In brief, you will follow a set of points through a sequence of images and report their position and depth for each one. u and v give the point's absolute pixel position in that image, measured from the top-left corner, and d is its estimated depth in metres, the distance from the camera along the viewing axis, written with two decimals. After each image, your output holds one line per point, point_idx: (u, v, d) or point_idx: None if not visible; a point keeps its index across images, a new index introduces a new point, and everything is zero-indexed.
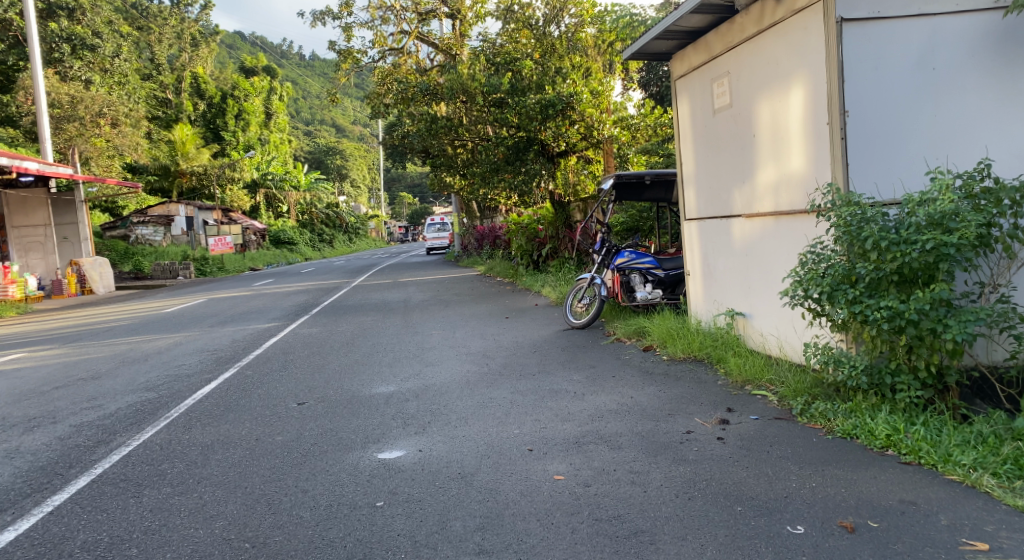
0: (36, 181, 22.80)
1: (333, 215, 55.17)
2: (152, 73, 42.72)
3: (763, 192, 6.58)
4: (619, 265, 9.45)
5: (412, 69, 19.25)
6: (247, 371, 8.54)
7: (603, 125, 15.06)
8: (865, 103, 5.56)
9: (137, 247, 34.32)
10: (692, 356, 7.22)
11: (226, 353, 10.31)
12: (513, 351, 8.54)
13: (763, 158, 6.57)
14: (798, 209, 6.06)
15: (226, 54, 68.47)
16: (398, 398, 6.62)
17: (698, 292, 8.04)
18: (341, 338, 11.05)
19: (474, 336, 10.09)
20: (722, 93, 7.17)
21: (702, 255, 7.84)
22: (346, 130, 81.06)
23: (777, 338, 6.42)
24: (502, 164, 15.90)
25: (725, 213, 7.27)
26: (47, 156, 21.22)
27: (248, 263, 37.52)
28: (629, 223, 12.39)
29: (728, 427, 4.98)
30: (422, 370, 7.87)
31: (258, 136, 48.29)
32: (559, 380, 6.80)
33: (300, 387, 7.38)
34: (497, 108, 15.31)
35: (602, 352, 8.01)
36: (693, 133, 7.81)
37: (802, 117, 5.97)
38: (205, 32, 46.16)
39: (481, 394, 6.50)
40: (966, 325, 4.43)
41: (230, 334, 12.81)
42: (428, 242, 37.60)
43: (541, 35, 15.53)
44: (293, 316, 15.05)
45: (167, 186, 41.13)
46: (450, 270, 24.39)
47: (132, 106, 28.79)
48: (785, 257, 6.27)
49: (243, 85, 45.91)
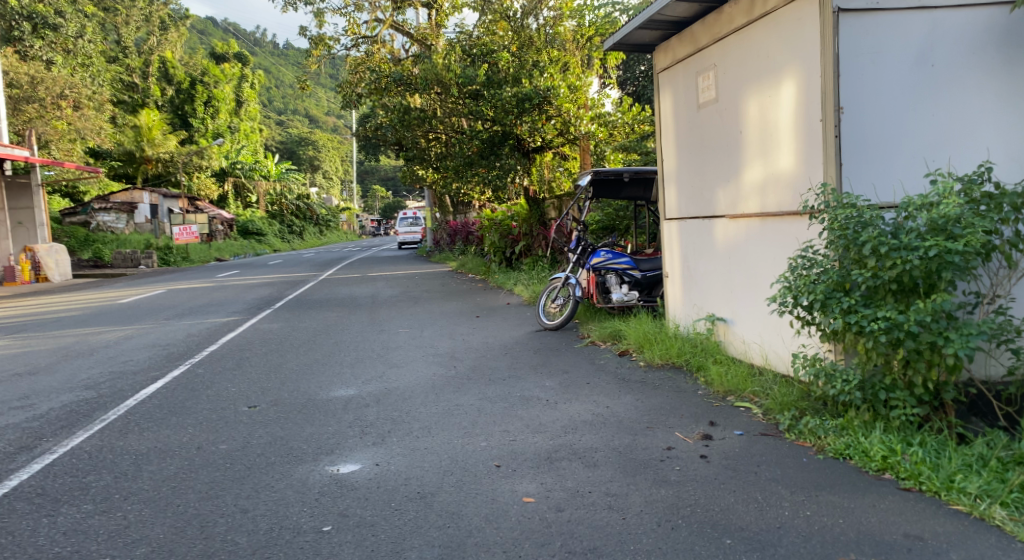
0: None
1: (303, 207, 54.24)
2: (118, 57, 41.54)
3: (749, 192, 6.24)
4: (596, 265, 9.12)
5: (387, 59, 18.74)
6: (198, 369, 8.02)
7: (581, 121, 14.66)
8: (861, 100, 5.24)
9: (98, 234, 33.28)
10: (670, 363, 6.87)
11: (178, 349, 9.75)
12: (482, 353, 8.14)
13: (750, 155, 6.23)
14: (786, 210, 5.73)
15: (196, 40, 67.05)
16: (358, 403, 6.18)
17: (677, 296, 7.71)
18: (302, 335, 10.56)
19: (442, 335, 9.66)
20: (707, 87, 6.82)
21: (682, 256, 7.50)
22: (319, 121, 79.99)
23: (760, 346, 6.10)
24: (477, 159, 15.43)
25: (707, 213, 6.93)
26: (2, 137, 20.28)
27: (214, 254, 36.61)
28: (605, 222, 12.05)
29: (712, 444, 4.64)
30: (385, 372, 7.42)
31: (227, 124, 47.23)
32: (530, 386, 6.40)
33: (252, 388, 6.90)
34: (472, 99, 14.76)
35: (576, 356, 7.65)
36: (676, 129, 7.47)
37: (793, 113, 5.63)
38: (175, 16, 45.17)
39: (447, 401, 6.08)
40: (968, 338, 4.11)
41: (185, 327, 12.23)
42: (400, 237, 36.92)
43: (518, 27, 15.03)
44: (254, 310, 14.47)
45: (131, 173, 40.03)
46: (421, 266, 23.94)
47: (95, 89, 27.84)
48: (771, 261, 5.94)
49: (213, 71, 44.87)
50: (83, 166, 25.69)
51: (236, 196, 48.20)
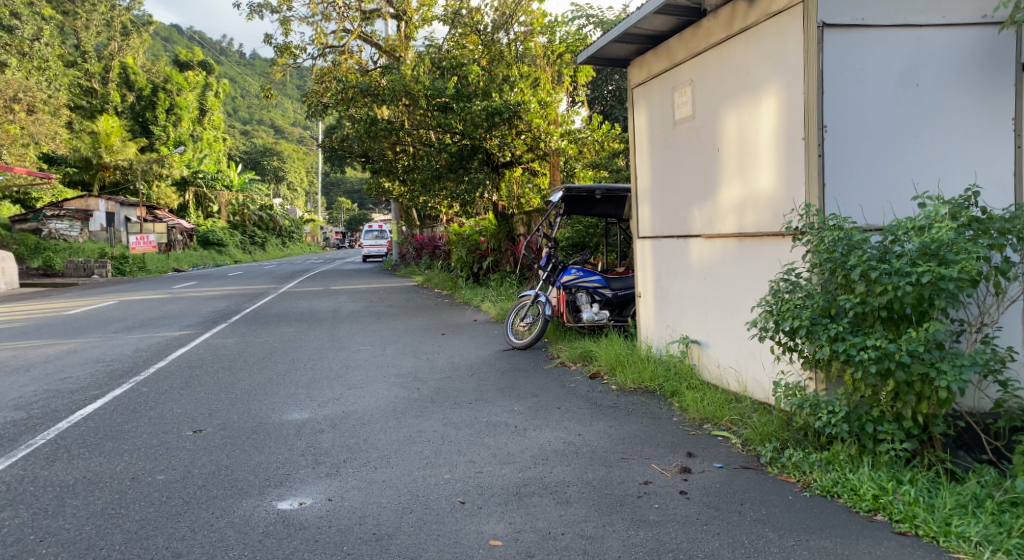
0: None
1: (267, 218, 53.32)
2: (78, 61, 40.51)
3: (725, 211, 6.02)
4: (566, 282, 8.85)
5: (354, 69, 18.38)
6: (142, 388, 7.53)
7: (551, 137, 14.50)
8: (845, 119, 5.05)
9: (50, 241, 32.17)
10: (643, 387, 6.60)
11: (123, 365, 9.21)
12: (447, 374, 7.78)
13: (727, 174, 6.02)
14: (766, 231, 5.51)
15: (160, 47, 65.86)
16: (312, 428, 5.78)
17: (649, 316, 7.45)
18: (257, 352, 10.08)
19: (405, 354, 9.26)
20: (683, 103, 6.61)
21: (654, 276, 7.25)
22: (286, 132, 79.03)
23: (737, 371, 5.86)
24: (445, 171, 15.02)
25: (682, 232, 6.70)
26: None
27: (173, 264, 35.68)
28: (574, 239, 11.86)
29: (691, 478, 4.39)
30: (343, 394, 7.00)
31: (190, 132, 46.27)
32: (498, 411, 6.06)
33: (199, 410, 6.46)
34: (441, 112, 14.56)
35: (545, 378, 7.34)
36: (650, 145, 7.25)
37: (773, 130, 5.43)
38: (137, 22, 44.19)
39: (409, 426, 5.72)
40: (962, 370, 3.90)
41: (133, 342, 11.66)
42: (365, 249, 36.38)
43: (489, 41, 14.82)
44: (208, 324, 13.91)
45: (87, 180, 38.97)
46: (386, 280, 23.50)
47: (52, 92, 27.05)
48: (748, 284, 5.71)
49: (176, 78, 43.96)
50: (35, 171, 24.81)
51: (196, 206, 47.16)
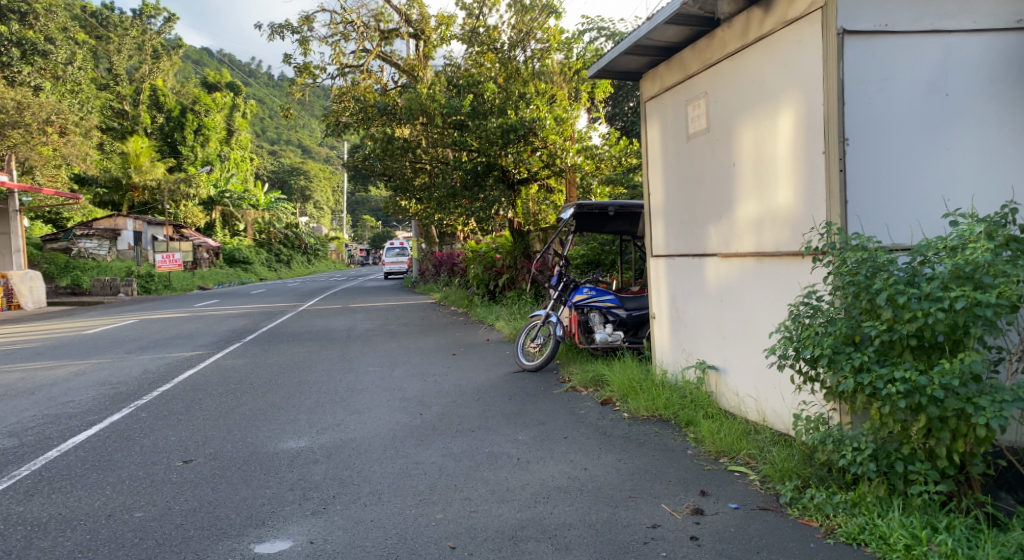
0: None
1: (292, 235, 53.62)
2: (110, 84, 41.12)
3: (742, 229, 5.69)
4: (578, 302, 8.53)
5: (374, 89, 18.26)
6: (140, 413, 7.33)
7: (567, 153, 14.27)
8: (869, 131, 4.71)
9: (79, 260, 32.50)
10: (657, 415, 6.25)
11: (127, 388, 9.02)
12: (453, 398, 7.49)
13: (744, 190, 5.69)
14: (785, 251, 5.16)
15: (190, 69, 66.86)
16: (305, 458, 5.52)
17: (664, 339, 7.10)
18: (265, 373, 9.86)
19: (412, 376, 8.98)
20: (698, 115, 6.31)
21: (669, 296, 6.92)
22: (312, 151, 79.81)
23: (756, 400, 5.50)
24: (461, 190, 14.76)
25: (698, 251, 6.36)
26: None
27: (198, 282, 35.91)
28: (590, 256, 11.55)
29: (703, 521, 4.06)
30: (343, 420, 6.72)
31: (217, 152, 46.73)
32: (500, 441, 5.74)
33: (193, 438, 6.23)
34: (457, 130, 14.34)
35: (554, 404, 7.03)
36: (663, 160, 6.94)
37: (791, 144, 5.10)
38: (167, 45, 44.83)
39: (406, 457, 5.44)
40: (1003, 406, 3.52)
41: (143, 363, 11.50)
42: (387, 267, 36.36)
43: (506, 59, 14.65)
44: (222, 344, 13.76)
45: (117, 200, 39.45)
46: (405, 297, 23.34)
47: (82, 114, 27.36)
48: (767, 307, 5.36)
49: (204, 99, 44.45)
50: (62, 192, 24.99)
51: (223, 224, 47.53)
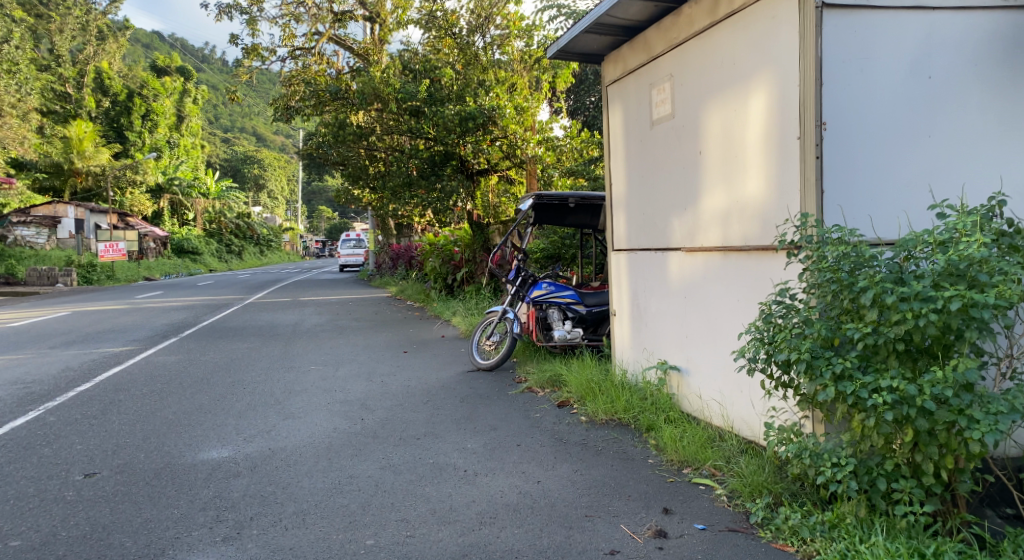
0: None
1: (243, 225, 52.08)
2: (51, 65, 39.27)
3: (708, 222, 5.29)
4: (536, 298, 8.04)
5: (328, 74, 17.45)
6: (49, 418, 6.67)
7: (527, 144, 13.71)
8: (847, 115, 4.32)
9: (15, 248, 30.90)
10: (616, 419, 5.82)
11: (42, 389, 8.29)
12: (399, 401, 6.96)
13: (711, 179, 5.27)
14: (754, 245, 4.76)
15: (139, 52, 64.66)
16: (226, 471, 4.96)
17: (624, 337, 6.68)
18: (198, 371, 9.21)
19: (357, 375, 8.42)
20: (662, 100, 5.86)
21: (630, 292, 6.50)
22: (267, 139, 77.92)
23: (720, 404, 5.10)
24: (417, 178, 14.19)
25: (661, 245, 5.95)
26: None
27: (143, 272, 34.51)
28: (550, 250, 11.09)
29: (667, 545, 3.64)
30: (275, 426, 6.14)
31: (166, 138, 45.06)
32: (446, 450, 5.24)
33: (102, 447, 5.61)
34: (412, 116, 13.80)
35: (508, 406, 6.56)
36: (625, 148, 6.51)
37: (762, 129, 4.69)
38: (114, 26, 43.04)
39: (340, 469, 4.91)
40: (998, 419, 3.15)
41: (68, 359, 10.73)
42: (342, 259, 35.44)
43: (464, 44, 14.03)
44: (157, 339, 12.98)
45: (58, 186, 37.65)
46: (360, 290, 22.62)
47: (20, 96, 25.96)
48: (734, 306, 4.96)
49: (152, 83, 42.72)
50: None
51: (171, 213, 45.89)
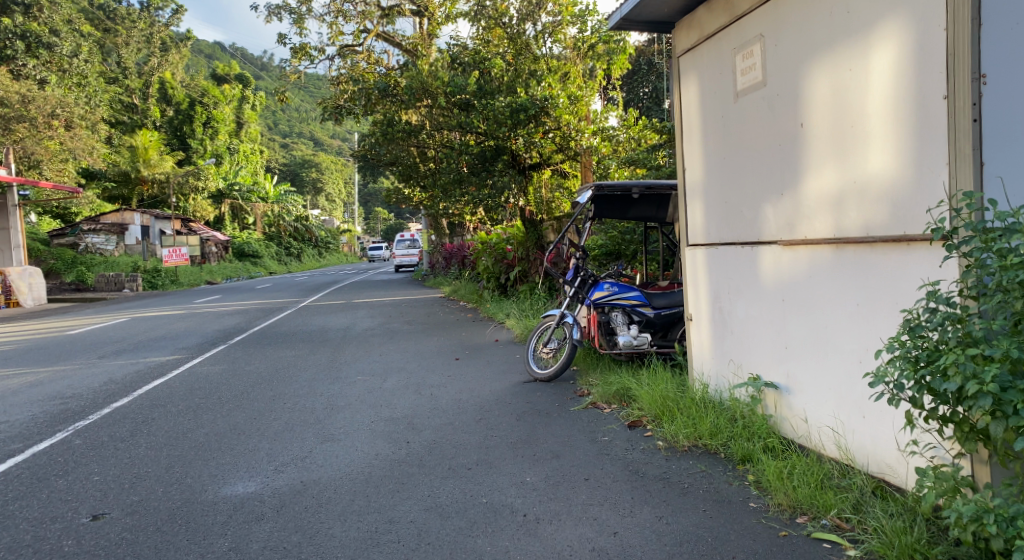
0: None
1: (302, 228, 52.37)
2: (119, 77, 39.98)
3: (815, 209, 4.38)
4: (597, 300, 7.21)
5: (377, 72, 16.87)
6: (75, 441, 6.14)
7: (581, 135, 12.81)
8: (1012, 66, 3.40)
9: (86, 255, 31.39)
10: (701, 446, 4.96)
11: (77, 405, 7.78)
12: (449, 418, 6.22)
13: (815, 157, 4.36)
14: (882, 236, 3.86)
15: (201, 62, 66.07)
16: (250, 511, 4.30)
17: (704, 347, 5.77)
18: (241, 383, 8.65)
19: (405, 387, 7.70)
20: (749, 66, 4.95)
21: (710, 295, 5.60)
22: (325, 144, 78.58)
23: (835, 431, 4.21)
24: (468, 175, 13.45)
25: (749, 238, 5.07)
26: None
27: (205, 277, 34.78)
28: (609, 247, 10.25)
29: None
30: (310, 452, 5.44)
31: (226, 145, 45.54)
32: (502, 486, 4.46)
33: (120, 478, 5.02)
34: (461, 111, 13.05)
35: (571, 426, 5.75)
36: (702, 126, 5.61)
37: (891, 91, 3.78)
38: (176, 37, 43.82)
39: (379, 510, 4.19)
40: None
41: (112, 370, 10.34)
42: (397, 259, 35.11)
43: (514, 34, 13.14)
44: (205, 346, 12.55)
45: (126, 194, 38.36)
46: (413, 291, 22.14)
47: (88, 109, 26.46)
48: (852, 311, 4.08)
49: (212, 91, 43.15)
50: (65, 187, 23.78)
51: (232, 218, 46.33)
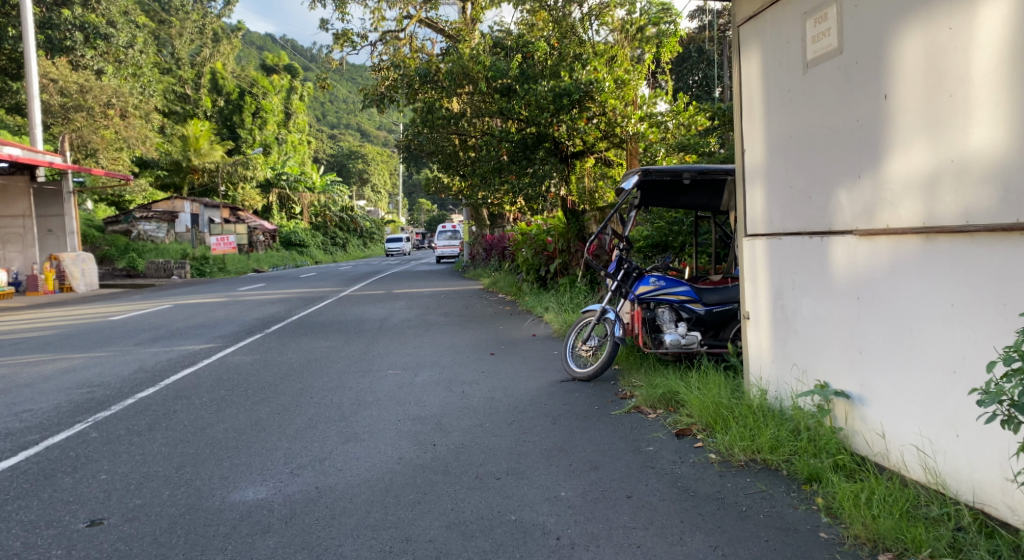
0: (19, 168, 21.28)
1: (347, 218, 52.57)
2: (172, 68, 40.50)
3: (902, 193, 3.80)
4: (642, 295, 6.69)
5: (419, 59, 16.46)
6: (92, 433, 5.85)
7: (628, 121, 12.19)
8: None
9: (138, 242, 31.83)
10: (761, 462, 4.42)
11: (103, 394, 7.54)
12: (480, 418, 5.77)
13: (903, 133, 3.79)
14: (992, 225, 3.31)
15: (253, 54, 66.80)
16: (255, 521, 3.91)
17: (760, 350, 5.20)
18: (270, 375, 8.34)
19: (436, 383, 7.27)
20: (823, 32, 4.35)
21: (770, 291, 5.02)
22: (371, 135, 78.99)
23: (922, 450, 3.67)
24: (507, 163, 13.08)
25: (817, 227, 4.49)
26: (33, 141, 19.91)
27: (252, 265, 35.00)
28: (654, 238, 9.62)
29: None
30: (330, 453, 5.05)
31: (274, 135, 45.88)
32: (534, 500, 4.01)
33: (127, 477, 4.68)
34: (503, 96, 12.56)
35: (612, 431, 5.26)
36: (766, 103, 5.02)
37: (1009, 53, 3.23)
38: (227, 28, 44.18)
39: (396, 525, 3.78)
40: None
41: (145, 358, 10.14)
42: (439, 250, 34.82)
43: (559, 17, 12.43)
44: (241, 335, 12.33)
45: (178, 183, 38.77)
46: (454, 282, 21.81)
47: (142, 99, 26.78)
48: (946, 313, 3.53)
49: (262, 82, 43.48)
50: (117, 173, 23.32)
51: (280, 207, 46.70)
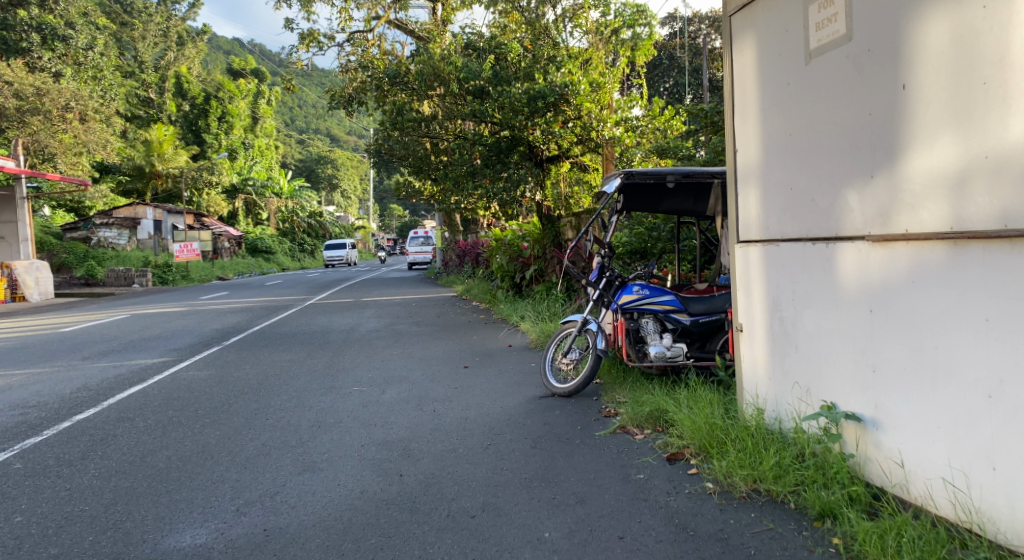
0: None
1: (316, 225, 50.61)
2: (135, 72, 39.35)
3: (928, 194, 3.40)
4: (625, 304, 6.21)
5: (389, 60, 15.92)
6: (14, 465, 5.21)
7: (604, 124, 11.89)
8: None
9: (97, 249, 30.68)
10: (765, 494, 3.95)
11: (37, 416, 6.87)
12: (453, 443, 5.26)
13: (929, 126, 3.39)
14: None
15: (219, 57, 65.49)
16: None
17: (753, 366, 4.76)
18: (225, 393, 7.71)
19: (405, 401, 6.73)
20: (829, 17, 3.92)
21: (766, 301, 4.58)
22: (341, 140, 77.96)
23: (953, 482, 3.29)
24: (481, 167, 12.47)
25: (822, 232, 4.06)
26: None
27: (217, 272, 34.03)
28: (633, 244, 9.21)
29: None
30: (283, 486, 4.50)
31: (241, 140, 44.82)
32: (514, 545, 3.54)
33: (46, 520, 4.09)
34: (476, 98, 11.91)
35: (597, 456, 4.79)
36: (761, 98, 4.59)
37: None
38: (193, 31, 43.07)
39: None
40: None
41: (91, 374, 9.42)
42: (410, 256, 34.09)
43: (533, 18, 11.94)
44: (198, 348, 11.64)
45: (140, 188, 37.63)
46: (425, 289, 21.21)
47: (103, 102, 25.86)
48: (979, 329, 3.15)
49: (228, 86, 42.19)
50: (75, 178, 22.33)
51: (246, 213, 45.62)
